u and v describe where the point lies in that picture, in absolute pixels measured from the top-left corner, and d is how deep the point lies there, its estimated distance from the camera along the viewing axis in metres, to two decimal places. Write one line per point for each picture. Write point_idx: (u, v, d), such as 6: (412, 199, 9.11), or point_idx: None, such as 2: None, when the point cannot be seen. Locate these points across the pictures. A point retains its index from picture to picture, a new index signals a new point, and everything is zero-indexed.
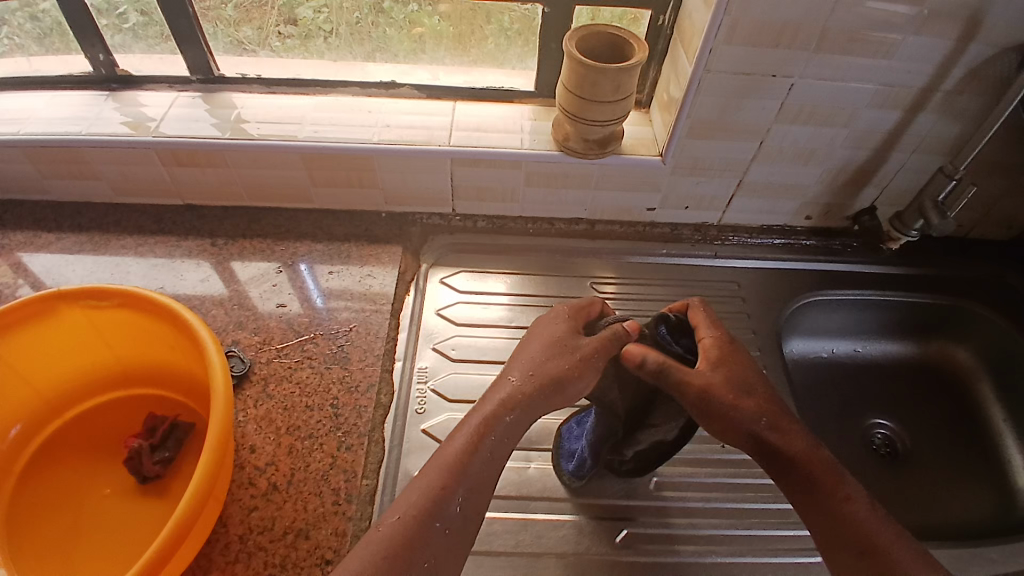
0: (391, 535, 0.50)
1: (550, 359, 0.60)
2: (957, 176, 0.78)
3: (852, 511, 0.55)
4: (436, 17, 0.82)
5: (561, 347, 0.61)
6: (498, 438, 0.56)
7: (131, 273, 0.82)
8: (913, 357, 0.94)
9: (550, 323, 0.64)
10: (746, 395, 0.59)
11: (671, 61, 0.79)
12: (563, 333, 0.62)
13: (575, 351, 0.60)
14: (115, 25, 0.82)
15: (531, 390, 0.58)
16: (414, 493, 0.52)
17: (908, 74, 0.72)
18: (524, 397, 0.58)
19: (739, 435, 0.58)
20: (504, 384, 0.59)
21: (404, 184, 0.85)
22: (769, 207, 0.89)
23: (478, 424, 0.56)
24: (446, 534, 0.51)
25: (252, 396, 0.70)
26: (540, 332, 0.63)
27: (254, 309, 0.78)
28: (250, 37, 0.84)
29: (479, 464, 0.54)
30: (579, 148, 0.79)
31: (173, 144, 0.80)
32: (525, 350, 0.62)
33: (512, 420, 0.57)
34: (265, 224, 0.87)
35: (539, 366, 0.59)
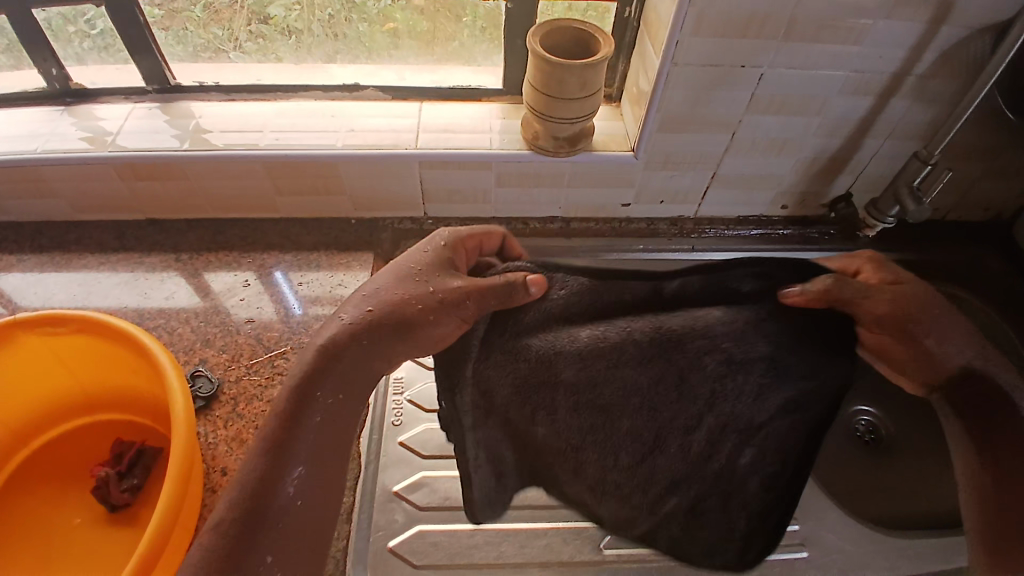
0: (210, 545, 0.46)
1: (406, 281, 0.55)
2: (932, 161, 0.76)
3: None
4: (407, 12, 0.80)
5: (419, 281, 0.55)
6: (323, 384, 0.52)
7: (94, 294, 0.79)
8: None
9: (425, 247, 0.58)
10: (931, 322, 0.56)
11: (639, 53, 0.78)
12: (429, 260, 0.57)
13: (434, 287, 0.54)
14: (82, 32, 0.79)
15: (368, 322, 0.53)
16: (234, 487, 0.48)
17: (880, 60, 0.71)
18: (351, 332, 0.53)
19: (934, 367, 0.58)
20: (333, 324, 0.54)
21: (373, 190, 0.83)
22: (744, 198, 0.87)
23: (295, 389, 0.51)
24: (280, 526, 0.49)
25: (222, 416, 0.68)
26: (409, 255, 0.58)
27: (224, 325, 0.76)
28: (216, 38, 0.80)
29: (309, 426, 0.51)
30: (550, 147, 0.77)
31: (131, 158, 0.77)
32: (388, 271, 0.57)
33: (343, 366, 0.53)
34: (231, 236, 0.85)
35: (390, 293, 0.55)
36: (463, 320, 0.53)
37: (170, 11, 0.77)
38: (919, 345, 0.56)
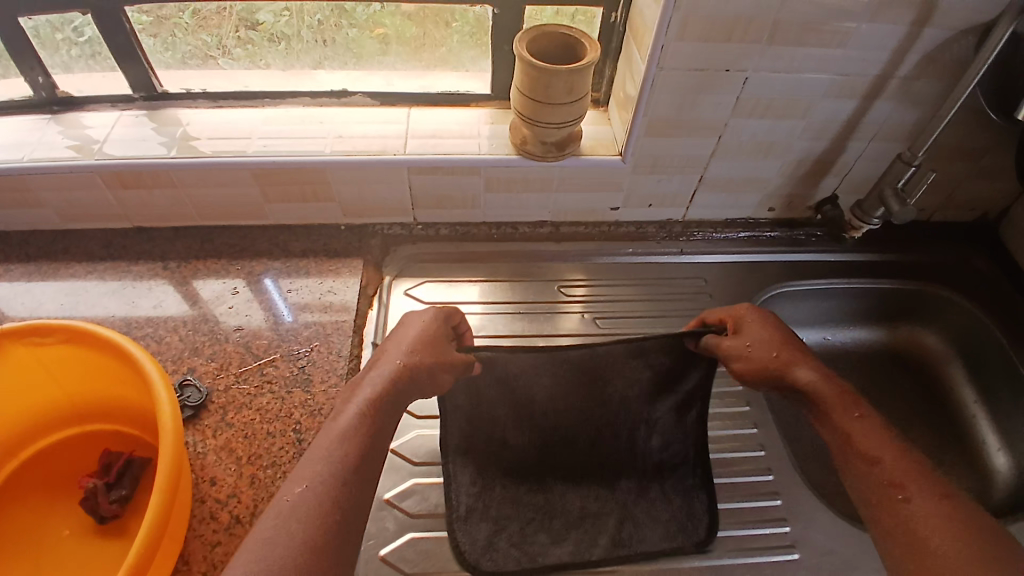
0: (300, 506, 0.45)
1: (419, 345, 0.60)
2: (916, 163, 0.77)
3: (863, 424, 0.58)
4: (395, 18, 0.80)
5: (432, 348, 0.61)
6: (380, 413, 0.53)
7: (82, 303, 0.79)
8: (883, 342, 0.94)
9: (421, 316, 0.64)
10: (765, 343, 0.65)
11: (625, 57, 0.78)
12: (435, 329, 0.62)
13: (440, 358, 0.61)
14: (70, 40, 0.79)
15: (402, 374, 0.57)
16: (316, 460, 0.48)
17: (863, 63, 0.71)
18: (391, 380, 0.56)
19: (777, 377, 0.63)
20: (389, 363, 0.58)
21: (362, 196, 0.82)
22: (733, 201, 0.88)
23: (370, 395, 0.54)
24: (356, 499, 0.48)
25: (211, 425, 0.68)
26: (406, 322, 0.63)
27: (212, 333, 0.75)
28: (205, 44, 0.81)
29: (380, 425, 0.53)
30: (537, 152, 0.78)
31: (118, 166, 0.77)
32: (395, 334, 0.61)
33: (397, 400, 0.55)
34: (219, 244, 0.84)
35: (410, 350, 0.59)
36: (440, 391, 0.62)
37: (159, 18, 0.77)
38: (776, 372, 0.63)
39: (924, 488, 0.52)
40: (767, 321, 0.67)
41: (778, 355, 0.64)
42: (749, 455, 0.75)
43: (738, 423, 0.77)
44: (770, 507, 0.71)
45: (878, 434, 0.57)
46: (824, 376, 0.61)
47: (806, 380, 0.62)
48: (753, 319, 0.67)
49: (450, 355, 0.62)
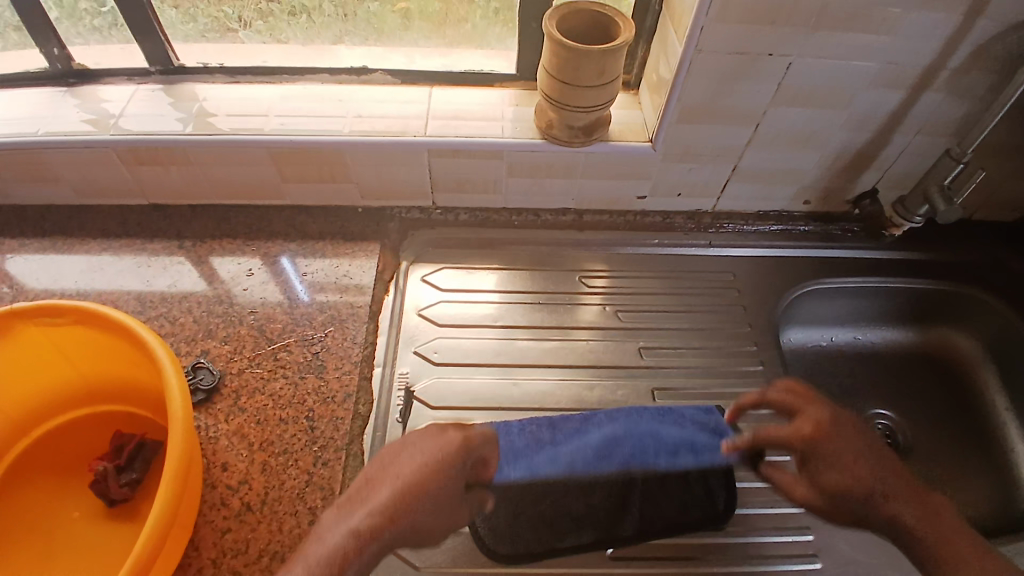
0: None
1: (430, 476, 0.55)
2: (965, 160, 0.73)
3: (942, 521, 0.57)
4: None
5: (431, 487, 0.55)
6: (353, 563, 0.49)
7: (96, 281, 0.77)
8: (916, 344, 0.90)
9: (430, 436, 0.58)
10: (820, 462, 0.63)
11: (660, 39, 0.74)
12: (438, 463, 0.56)
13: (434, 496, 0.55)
14: (93, 9, 0.76)
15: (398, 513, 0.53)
16: None
17: (914, 52, 0.67)
18: (365, 535, 0.50)
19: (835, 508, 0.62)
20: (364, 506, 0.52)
21: (380, 178, 0.80)
22: (765, 193, 0.84)
23: (330, 547, 0.48)
24: None
25: (223, 409, 0.66)
26: (425, 439, 0.58)
27: (226, 315, 0.74)
28: (226, 16, 0.78)
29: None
30: (564, 137, 0.74)
31: (133, 142, 0.75)
32: (411, 450, 0.57)
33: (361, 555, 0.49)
34: (235, 223, 0.83)
35: (405, 490, 0.53)
36: (433, 530, 0.56)
37: None
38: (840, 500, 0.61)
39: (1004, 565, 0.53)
40: (835, 440, 0.63)
41: (852, 485, 0.60)
42: (775, 460, 0.72)
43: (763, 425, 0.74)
44: (793, 515, 0.69)
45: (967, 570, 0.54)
46: (896, 492, 0.60)
47: (896, 505, 0.59)
48: (821, 441, 0.63)
49: (445, 492, 0.56)
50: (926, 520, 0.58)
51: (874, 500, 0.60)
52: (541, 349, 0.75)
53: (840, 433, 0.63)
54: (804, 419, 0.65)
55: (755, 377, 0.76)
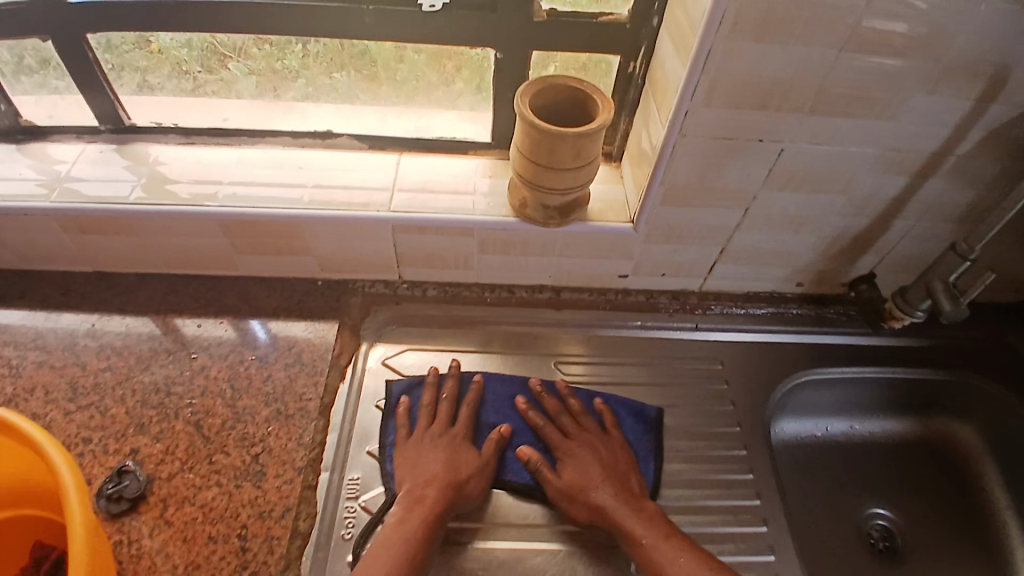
0: None
1: (447, 488, 0.62)
2: (971, 256, 0.68)
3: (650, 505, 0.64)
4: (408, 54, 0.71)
5: (458, 468, 0.64)
6: (408, 554, 0.57)
7: (29, 357, 0.71)
8: (916, 435, 0.84)
9: (450, 437, 0.67)
10: (573, 456, 0.67)
11: (643, 112, 0.69)
12: (462, 458, 0.65)
13: (467, 472, 0.64)
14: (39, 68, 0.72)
15: (433, 513, 0.60)
16: None
17: (917, 138, 0.62)
18: (428, 515, 0.60)
19: (570, 494, 0.64)
20: (417, 499, 0.61)
21: (343, 252, 0.74)
22: (756, 274, 0.78)
23: (405, 538, 0.58)
24: None
25: (148, 522, 0.60)
26: (446, 444, 0.66)
27: (162, 407, 0.67)
28: (208, 47, 0.70)
29: (398, 553, 0.57)
30: (538, 217, 0.69)
31: (75, 212, 0.70)
32: (430, 459, 0.64)
33: (420, 529, 0.59)
34: (184, 295, 0.76)
35: (450, 479, 0.63)
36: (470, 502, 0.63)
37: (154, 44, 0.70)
38: (571, 485, 0.64)
39: (674, 532, 0.62)
40: (583, 446, 0.67)
41: (582, 494, 0.64)
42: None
43: (751, 545, 0.66)
44: None
45: (683, 553, 0.59)
46: (614, 479, 0.65)
47: (605, 508, 0.63)
48: (562, 444, 0.67)
49: (477, 474, 0.65)
50: (649, 518, 0.62)
51: (593, 490, 0.64)
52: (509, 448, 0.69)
53: (582, 433, 0.69)
54: (564, 420, 0.69)
55: (742, 486, 0.70)
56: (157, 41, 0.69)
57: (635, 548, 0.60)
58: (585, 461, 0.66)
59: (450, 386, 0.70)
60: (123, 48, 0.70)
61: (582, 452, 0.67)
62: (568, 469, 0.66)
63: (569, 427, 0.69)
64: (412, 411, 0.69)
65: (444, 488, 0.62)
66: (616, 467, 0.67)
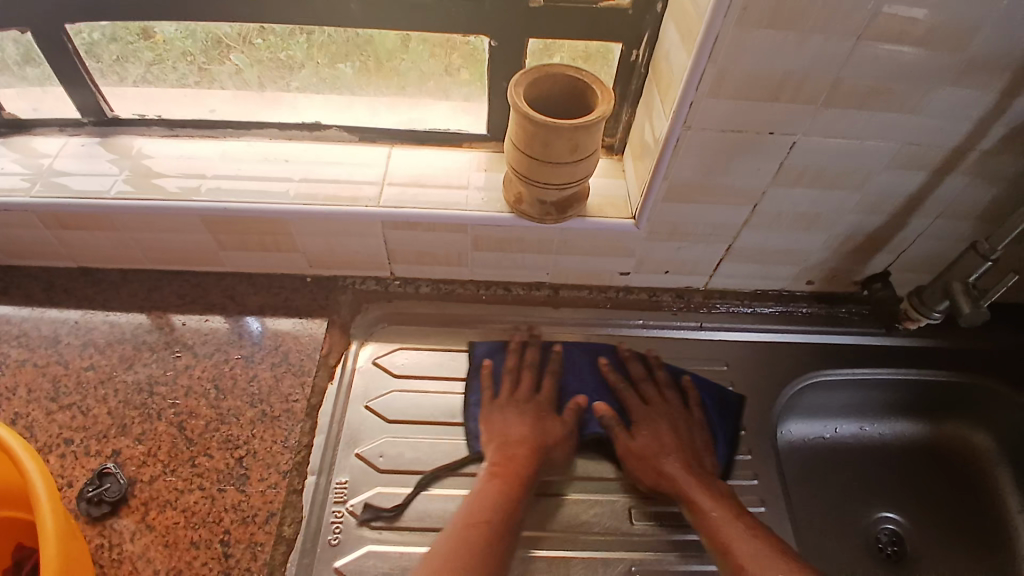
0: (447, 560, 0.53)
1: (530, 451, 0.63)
2: (993, 258, 0.64)
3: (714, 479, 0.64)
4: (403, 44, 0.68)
5: (542, 433, 0.64)
6: (497, 513, 0.57)
7: (11, 356, 0.69)
8: (926, 437, 0.81)
9: (534, 402, 0.67)
10: (655, 424, 0.67)
11: (646, 103, 0.66)
12: (546, 424, 0.65)
13: (550, 439, 0.64)
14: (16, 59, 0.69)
15: (517, 476, 0.61)
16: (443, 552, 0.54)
17: (939, 132, 0.58)
18: (512, 479, 0.60)
19: (648, 461, 0.64)
20: (501, 463, 0.62)
21: (332, 248, 0.71)
22: (765, 272, 0.75)
23: (490, 499, 0.58)
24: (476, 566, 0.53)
25: (129, 527, 0.58)
26: (530, 409, 0.66)
27: (146, 409, 0.65)
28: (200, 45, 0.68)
29: (489, 514, 0.57)
30: (534, 213, 0.66)
31: (54, 207, 0.67)
32: (515, 423, 0.65)
33: (506, 491, 0.59)
34: (169, 292, 0.74)
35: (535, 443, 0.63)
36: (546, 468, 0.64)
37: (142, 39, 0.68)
38: (654, 453, 0.65)
39: (743, 508, 0.61)
40: (664, 416, 0.68)
41: (656, 461, 0.64)
42: None
43: None
44: None
45: (751, 526, 0.59)
46: (690, 452, 0.65)
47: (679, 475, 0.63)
48: (642, 413, 0.68)
49: (560, 439, 0.65)
50: (719, 495, 0.62)
51: (671, 459, 0.64)
52: None
53: (665, 404, 0.69)
54: (647, 390, 0.70)
55: (745, 494, 0.67)
56: (137, 33, 0.67)
57: (701, 520, 0.60)
58: (665, 430, 0.66)
59: (533, 354, 0.71)
60: (105, 39, 0.67)
61: (663, 422, 0.67)
62: (648, 436, 0.66)
63: (650, 398, 0.69)
64: (495, 373, 0.70)
65: (530, 451, 0.63)
66: (691, 438, 0.67)
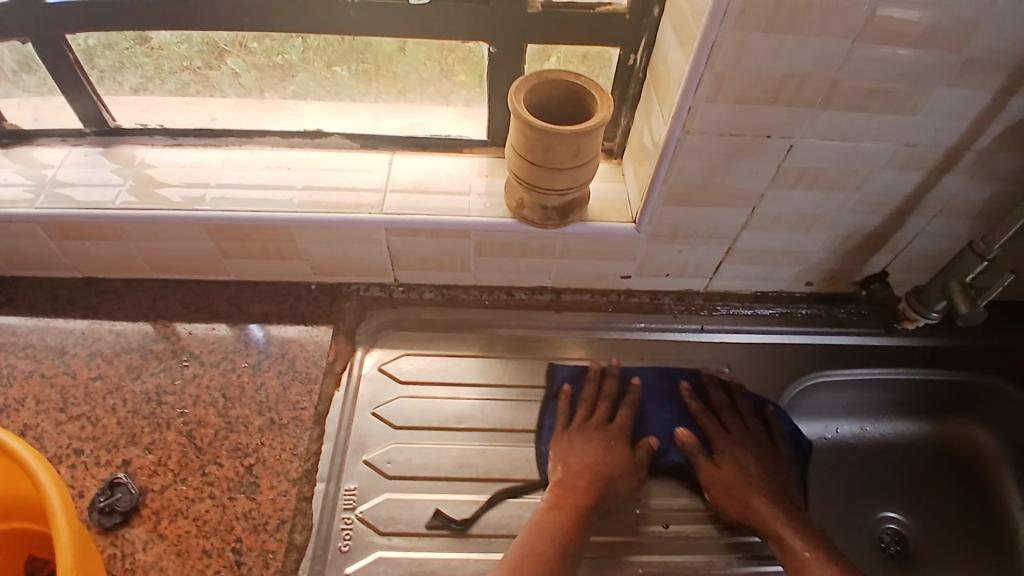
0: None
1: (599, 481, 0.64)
2: (990, 257, 0.64)
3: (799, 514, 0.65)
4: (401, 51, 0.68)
5: (613, 466, 0.66)
6: (571, 542, 0.59)
7: (17, 367, 0.69)
8: (930, 436, 0.81)
9: (607, 433, 0.68)
10: (731, 455, 0.68)
11: (644, 107, 0.66)
12: (617, 456, 0.66)
13: (619, 470, 0.66)
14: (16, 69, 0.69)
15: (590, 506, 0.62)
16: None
17: (935, 133, 0.58)
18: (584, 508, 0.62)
19: (723, 490, 0.66)
20: (574, 490, 0.63)
21: (335, 255, 0.72)
22: (766, 274, 0.76)
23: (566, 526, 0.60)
24: None
25: (140, 536, 0.58)
26: (602, 439, 0.68)
27: (154, 418, 0.66)
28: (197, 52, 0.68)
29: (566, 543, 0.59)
30: (536, 218, 0.66)
31: (58, 218, 0.67)
32: (589, 452, 0.66)
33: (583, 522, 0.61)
34: (174, 301, 0.74)
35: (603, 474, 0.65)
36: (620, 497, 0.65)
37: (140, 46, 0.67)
38: (727, 485, 0.66)
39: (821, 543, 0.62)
40: (741, 446, 0.69)
41: (737, 492, 0.66)
42: None
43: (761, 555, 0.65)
44: None
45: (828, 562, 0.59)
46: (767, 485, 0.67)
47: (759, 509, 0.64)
48: (720, 442, 0.69)
49: (632, 471, 0.66)
50: (805, 529, 0.62)
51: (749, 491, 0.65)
52: (510, 458, 0.67)
53: (744, 435, 0.70)
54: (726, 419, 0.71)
55: None
56: (133, 39, 0.66)
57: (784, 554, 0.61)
58: (741, 461, 0.68)
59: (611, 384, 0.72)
60: (104, 48, 0.67)
61: (739, 452, 0.68)
62: (726, 466, 0.67)
63: (729, 427, 0.70)
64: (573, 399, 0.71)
65: (598, 482, 0.64)
66: (768, 470, 0.68)
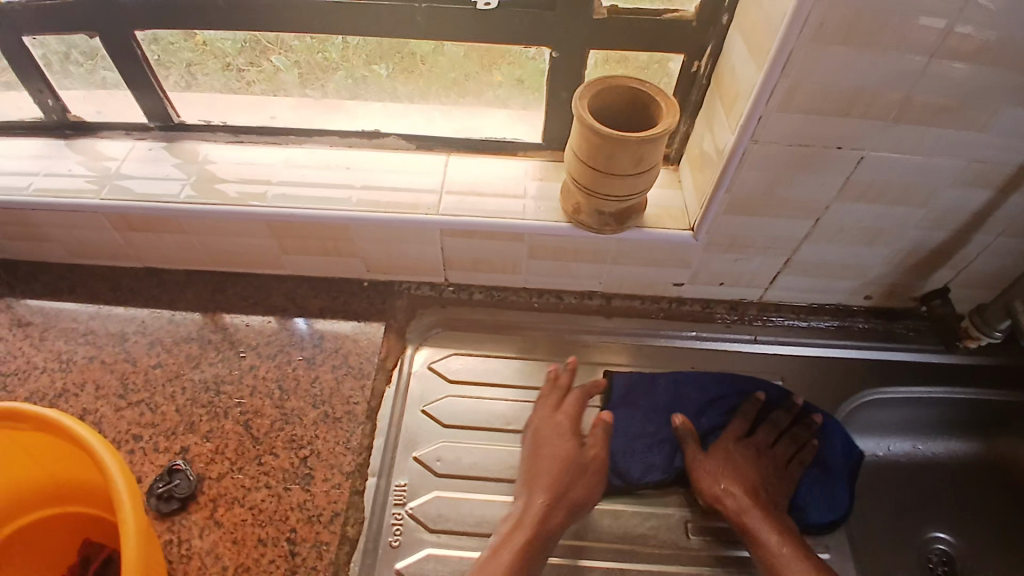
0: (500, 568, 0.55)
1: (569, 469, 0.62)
2: None
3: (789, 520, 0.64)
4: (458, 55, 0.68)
5: (578, 454, 0.63)
6: (544, 531, 0.59)
7: (81, 352, 0.72)
8: (987, 457, 0.78)
9: (564, 419, 0.66)
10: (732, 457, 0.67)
11: (707, 113, 0.65)
12: (585, 443, 0.64)
13: (583, 457, 0.63)
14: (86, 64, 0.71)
15: (568, 498, 0.61)
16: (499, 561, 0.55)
17: (1008, 150, 0.57)
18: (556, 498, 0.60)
19: (712, 489, 0.65)
20: (543, 478, 0.62)
21: (389, 254, 0.73)
22: (823, 286, 0.74)
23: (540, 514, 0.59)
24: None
25: (198, 522, 0.60)
26: (563, 426, 0.65)
27: (211, 408, 0.67)
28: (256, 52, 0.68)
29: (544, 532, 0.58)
30: (592, 223, 0.66)
31: (124, 210, 0.70)
32: (557, 441, 0.64)
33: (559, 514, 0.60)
34: (231, 293, 0.76)
35: (572, 463, 0.63)
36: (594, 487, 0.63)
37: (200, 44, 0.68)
38: (718, 484, 0.65)
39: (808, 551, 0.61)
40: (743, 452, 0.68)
41: (725, 494, 0.64)
42: None
43: None
44: None
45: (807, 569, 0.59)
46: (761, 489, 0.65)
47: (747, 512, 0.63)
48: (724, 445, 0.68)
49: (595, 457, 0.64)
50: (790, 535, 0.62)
51: (737, 493, 0.64)
52: None
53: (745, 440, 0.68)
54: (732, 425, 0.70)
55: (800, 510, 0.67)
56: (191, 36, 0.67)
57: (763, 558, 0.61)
58: (740, 464, 0.67)
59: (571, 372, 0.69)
60: (170, 46, 0.69)
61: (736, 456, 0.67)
62: (724, 467, 0.66)
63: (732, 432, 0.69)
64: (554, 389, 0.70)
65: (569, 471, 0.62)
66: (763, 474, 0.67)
